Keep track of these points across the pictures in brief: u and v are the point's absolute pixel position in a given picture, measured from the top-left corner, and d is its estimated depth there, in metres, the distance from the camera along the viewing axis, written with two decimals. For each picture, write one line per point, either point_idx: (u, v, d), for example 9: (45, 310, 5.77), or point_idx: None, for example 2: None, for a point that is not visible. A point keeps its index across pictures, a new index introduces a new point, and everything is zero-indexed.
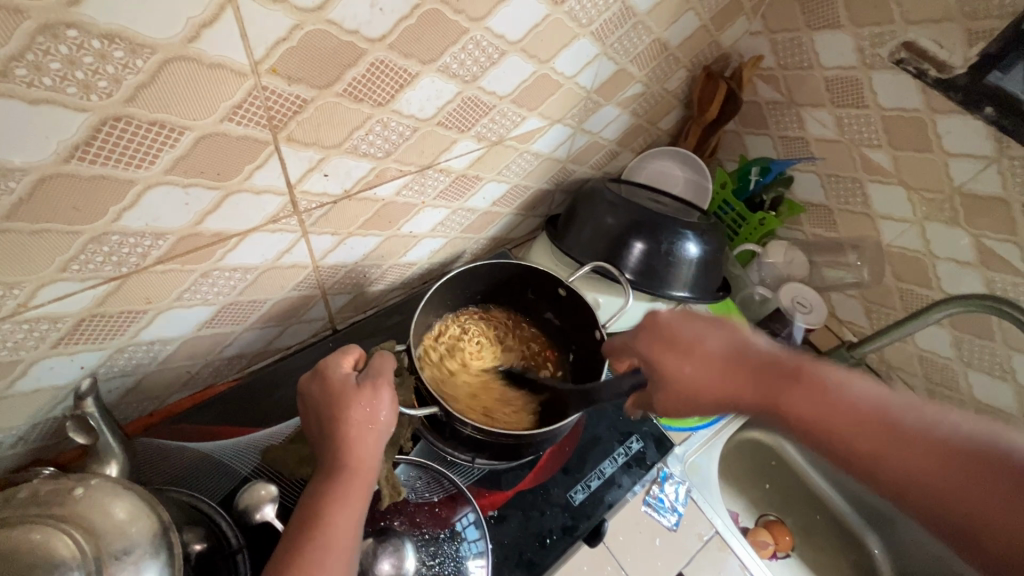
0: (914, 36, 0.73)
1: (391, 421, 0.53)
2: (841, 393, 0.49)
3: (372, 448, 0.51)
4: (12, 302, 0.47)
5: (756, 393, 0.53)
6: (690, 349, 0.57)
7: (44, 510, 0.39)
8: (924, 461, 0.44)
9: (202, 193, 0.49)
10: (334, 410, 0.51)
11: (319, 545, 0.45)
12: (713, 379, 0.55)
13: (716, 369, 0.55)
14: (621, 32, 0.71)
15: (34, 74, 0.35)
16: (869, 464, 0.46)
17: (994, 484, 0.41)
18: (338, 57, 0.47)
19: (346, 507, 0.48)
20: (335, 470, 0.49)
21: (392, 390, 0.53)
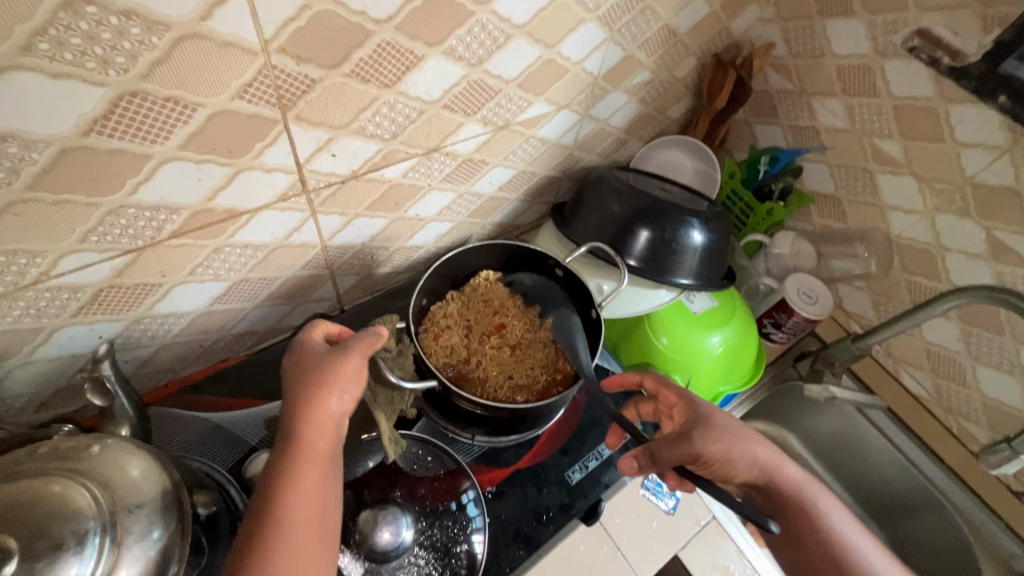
0: (928, 23, 0.72)
1: (352, 388, 0.50)
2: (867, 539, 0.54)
3: (334, 418, 0.49)
4: (35, 271, 0.49)
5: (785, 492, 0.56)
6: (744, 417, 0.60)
7: (64, 464, 0.42)
8: None
9: (215, 169, 0.51)
10: (296, 380, 0.49)
11: (274, 523, 0.42)
12: (758, 453, 0.57)
13: (762, 448, 0.58)
14: (629, 17, 0.71)
15: (56, 49, 0.37)
16: None
17: None
18: (345, 37, 0.48)
19: (301, 480, 0.44)
20: (291, 441, 0.46)
21: (356, 357, 0.51)
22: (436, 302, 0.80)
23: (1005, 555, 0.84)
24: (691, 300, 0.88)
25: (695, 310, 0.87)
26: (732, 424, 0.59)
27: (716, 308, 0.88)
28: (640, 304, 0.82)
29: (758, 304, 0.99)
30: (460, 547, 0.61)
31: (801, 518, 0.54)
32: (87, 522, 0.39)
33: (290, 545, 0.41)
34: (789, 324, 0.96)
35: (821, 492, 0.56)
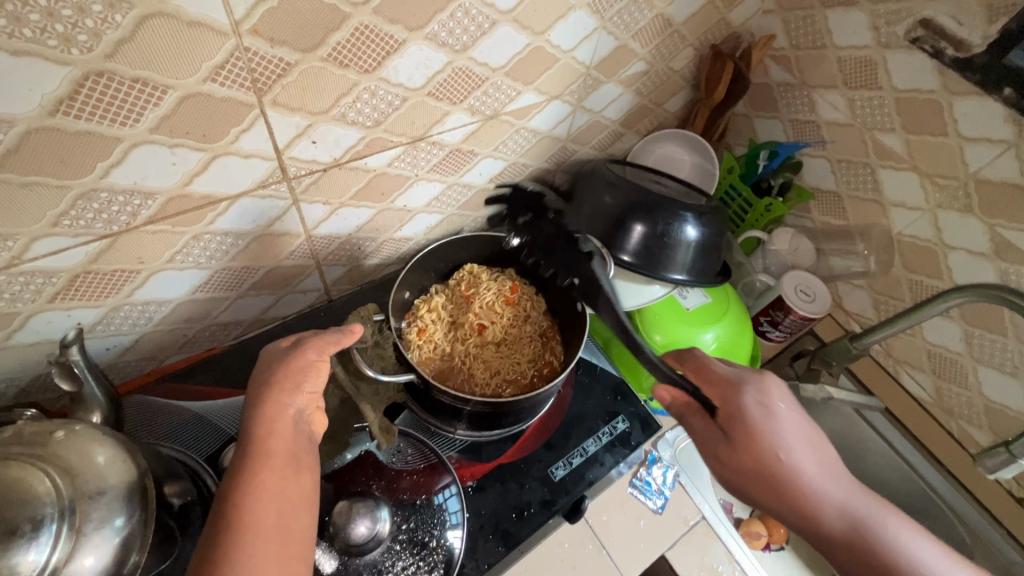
0: (931, 12, 0.70)
1: (308, 387, 0.50)
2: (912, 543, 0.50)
3: (293, 413, 0.49)
4: (7, 254, 0.49)
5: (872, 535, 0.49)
6: (818, 437, 0.54)
7: (25, 448, 0.41)
8: None
9: (189, 154, 0.50)
10: (253, 382, 0.50)
11: (232, 520, 0.41)
12: (835, 492, 0.51)
13: (838, 483, 0.52)
14: (621, 6, 0.70)
15: (14, 25, 0.36)
16: None
17: None
18: (320, 19, 0.47)
19: (257, 483, 0.43)
20: (247, 440, 0.46)
21: (307, 352, 0.52)
22: (421, 296, 0.79)
23: (1005, 562, 0.81)
24: (684, 296, 0.86)
25: (689, 306, 0.85)
26: (807, 459, 0.52)
27: (709, 305, 0.86)
28: (632, 300, 0.81)
29: (754, 302, 0.97)
30: (438, 541, 0.60)
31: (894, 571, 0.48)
32: (45, 509, 0.38)
33: (252, 542, 0.40)
34: (786, 322, 0.94)
35: (867, 496, 0.51)
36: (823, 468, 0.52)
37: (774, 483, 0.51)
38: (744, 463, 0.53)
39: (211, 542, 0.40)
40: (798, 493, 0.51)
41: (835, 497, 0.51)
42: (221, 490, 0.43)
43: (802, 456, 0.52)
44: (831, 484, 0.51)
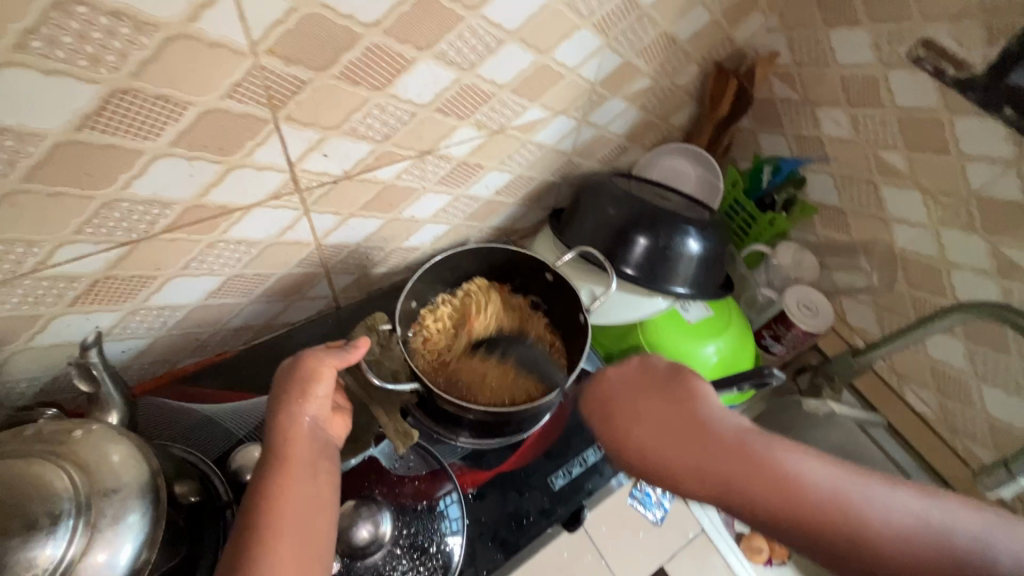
0: (932, 32, 0.71)
1: (319, 398, 0.52)
2: (779, 461, 0.48)
3: (308, 422, 0.51)
4: (33, 260, 0.51)
5: (750, 465, 0.49)
6: (673, 394, 0.57)
7: (46, 447, 0.43)
8: (846, 512, 0.44)
9: (206, 166, 0.53)
10: (271, 393, 0.53)
11: (257, 524, 0.44)
12: (696, 438, 0.52)
13: (687, 427, 0.53)
14: (625, 25, 0.72)
15: (48, 46, 0.39)
16: (798, 516, 0.45)
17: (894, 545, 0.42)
18: (333, 40, 0.50)
19: (278, 491, 0.46)
20: (268, 450, 0.49)
21: (309, 364, 0.53)
22: (427, 304, 0.81)
23: None
24: (686, 309, 0.87)
25: (690, 320, 0.86)
26: (657, 419, 0.55)
27: (712, 318, 0.87)
28: (635, 312, 0.82)
29: (757, 316, 0.98)
30: (438, 547, 0.61)
31: (765, 495, 0.47)
32: (63, 504, 0.40)
33: (278, 546, 0.44)
34: (788, 336, 0.94)
35: (721, 429, 0.52)
36: (670, 417, 0.55)
37: (644, 444, 0.54)
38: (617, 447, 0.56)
39: (239, 548, 0.43)
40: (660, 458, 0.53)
41: (692, 445, 0.52)
42: (247, 498, 0.46)
43: (666, 407, 0.56)
44: (690, 436, 0.52)
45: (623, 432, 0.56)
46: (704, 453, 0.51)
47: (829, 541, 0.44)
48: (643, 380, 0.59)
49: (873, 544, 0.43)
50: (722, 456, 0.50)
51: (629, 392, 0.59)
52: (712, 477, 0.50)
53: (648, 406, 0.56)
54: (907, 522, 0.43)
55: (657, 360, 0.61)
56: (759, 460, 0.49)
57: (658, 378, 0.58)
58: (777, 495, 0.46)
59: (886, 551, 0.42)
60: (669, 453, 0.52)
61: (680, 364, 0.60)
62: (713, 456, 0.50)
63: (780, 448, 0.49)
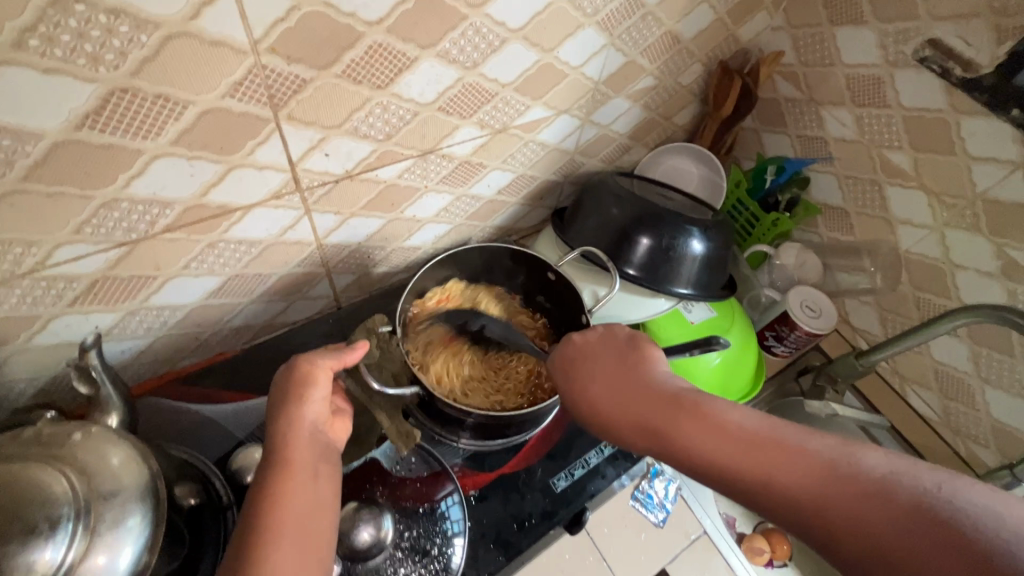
0: (939, 32, 0.70)
1: (317, 400, 0.52)
2: (713, 415, 0.49)
3: (308, 426, 0.50)
4: (31, 260, 0.50)
5: (678, 419, 0.50)
6: (625, 354, 0.58)
7: (46, 450, 0.43)
8: (769, 459, 0.44)
9: (206, 166, 0.52)
10: (270, 397, 0.52)
11: (256, 531, 0.44)
12: (638, 394, 0.54)
13: (632, 386, 0.55)
14: (630, 23, 0.71)
15: (46, 45, 0.38)
16: (728, 464, 0.46)
17: (814, 486, 0.42)
18: (335, 39, 0.49)
19: (278, 496, 0.46)
20: (269, 455, 0.48)
21: (304, 365, 0.52)
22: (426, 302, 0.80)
23: None
24: (688, 310, 0.86)
25: (693, 320, 0.85)
26: (607, 378, 0.57)
27: (715, 319, 0.86)
28: (637, 313, 0.82)
29: (760, 316, 0.98)
30: (441, 549, 0.61)
31: (695, 445, 0.48)
32: (62, 508, 0.40)
33: (277, 552, 0.43)
34: (791, 337, 0.94)
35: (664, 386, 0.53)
36: (617, 374, 0.56)
37: (590, 401, 0.56)
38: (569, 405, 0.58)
39: (238, 557, 0.43)
40: (606, 415, 0.55)
41: (634, 401, 0.53)
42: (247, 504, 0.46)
43: (615, 365, 0.57)
44: (633, 395, 0.54)
45: (572, 387, 0.58)
46: (641, 408, 0.53)
47: (743, 487, 0.45)
48: (597, 341, 0.60)
49: (794, 489, 0.42)
50: (661, 412, 0.51)
51: (580, 355, 0.59)
52: (650, 430, 0.51)
53: (599, 363, 0.58)
54: (827, 462, 0.42)
55: (620, 326, 0.61)
56: (692, 415, 0.49)
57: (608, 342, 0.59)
58: (707, 445, 0.47)
59: (793, 491, 0.42)
60: (613, 409, 0.54)
61: (638, 331, 0.61)
62: (653, 412, 0.52)
63: (718, 402, 0.50)
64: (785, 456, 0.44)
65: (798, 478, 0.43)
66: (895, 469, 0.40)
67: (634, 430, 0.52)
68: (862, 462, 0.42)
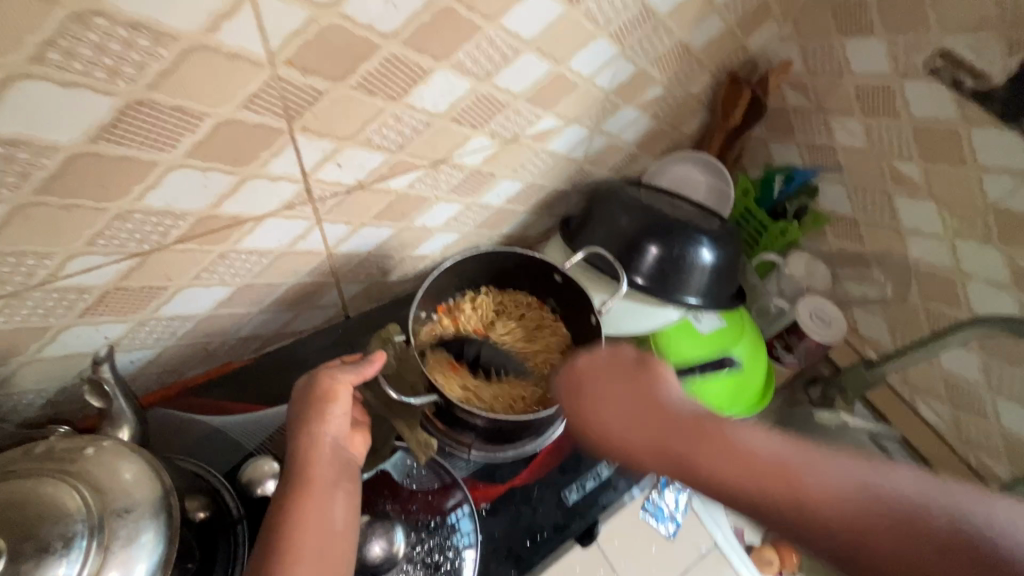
0: (950, 44, 0.70)
1: (338, 417, 0.53)
2: (733, 438, 0.43)
3: (328, 442, 0.52)
4: (44, 272, 0.50)
5: (697, 444, 0.45)
6: (636, 374, 0.53)
7: (58, 466, 0.42)
8: (798, 484, 0.39)
9: (220, 177, 0.52)
10: (290, 414, 0.53)
11: (279, 548, 0.46)
12: (655, 419, 0.48)
13: (644, 405, 0.50)
14: (641, 34, 0.71)
15: (65, 59, 0.38)
16: (755, 490, 0.40)
17: (852, 515, 0.36)
18: (351, 51, 0.49)
19: (300, 514, 0.48)
20: (291, 472, 0.50)
21: (325, 381, 0.53)
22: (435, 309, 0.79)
23: None
24: (698, 319, 0.85)
25: (703, 330, 0.84)
26: (614, 401, 0.52)
27: (724, 328, 0.85)
28: (648, 321, 0.81)
29: (768, 325, 0.96)
30: (453, 563, 0.60)
31: (719, 475, 0.42)
32: (75, 525, 0.39)
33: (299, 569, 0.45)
34: (800, 347, 0.94)
35: (679, 408, 0.49)
36: (626, 395, 0.51)
37: (597, 426, 0.51)
38: (576, 429, 0.53)
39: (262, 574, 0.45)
40: (620, 442, 0.49)
41: (648, 423, 0.48)
42: (269, 521, 0.48)
43: (624, 390, 0.52)
44: (649, 420, 0.49)
45: (580, 412, 0.53)
46: (655, 433, 0.47)
47: (778, 517, 0.39)
48: (602, 359, 0.56)
49: (836, 523, 0.37)
50: (678, 438, 0.46)
51: (584, 375, 0.55)
52: (670, 455, 0.45)
53: (606, 387, 0.53)
54: (855, 484, 0.37)
55: (627, 348, 0.56)
56: (710, 438, 0.44)
57: (614, 358, 0.55)
58: (731, 473, 0.41)
59: (837, 525, 0.36)
60: (624, 434, 0.49)
61: (646, 352, 0.56)
62: (667, 439, 0.46)
63: (740, 426, 0.44)
64: (813, 479, 0.38)
65: (835, 506, 0.37)
66: (940, 497, 0.35)
67: (649, 455, 0.47)
68: (904, 487, 0.36)
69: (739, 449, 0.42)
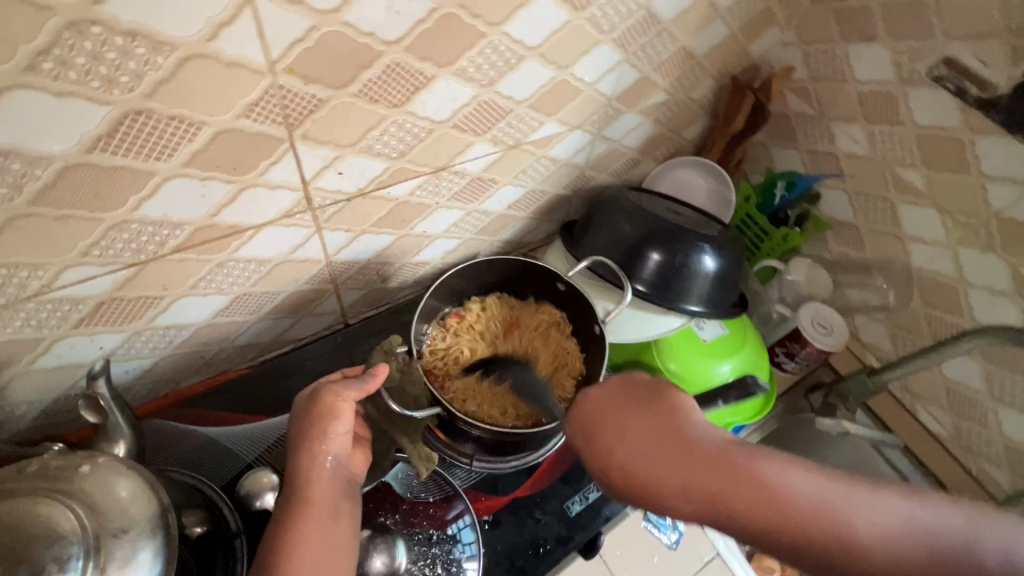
0: (955, 52, 0.70)
1: (341, 436, 0.53)
2: (770, 479, 0.43)
3: (330, 463, 0.51)
4: (37, 283, 0.49)
5: (732, 483, 0.44)
6: (657, 409, 0.52)
7: (51, 485, 0.41)
8: (839, 523, 0.40)
9: (218, 186, 0.51)
10: (291, 431, 0.53)
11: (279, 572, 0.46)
12: (685, 455, 0.47)
13: (673, 442, 0.48)
14: (645, 40, 0.70)
15: (59, 68, 0.37)
16: (795, 530, 0.41)
17: (888, 552, 0.38)
18: (352, 58, 0.48)
19: (301, 538, 0.47)
20: (291, 492, 0.50)
21: (329, 398, 0.52)
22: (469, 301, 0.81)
23: None
24: (701, 327, 0.85)
25: (705, 338, 0.84)
26: (640, 439, 0.50)
27: (726, 337, 0.85)
28: (650, 330, 0.81)
29: (771, 331, 0.97)
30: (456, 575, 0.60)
31: (760, 516, 0.42)
32: (71, 547, 0.38)
33: None
34: (802, 354, 0.94)
35: (707, 440, 0.48)
36: (652, 432, 0.50)
37: (625, 465, 0.49)
38: (603, 468, 0.51)
39: None
40: (649, 482, 0.48)
41: (679, 458, 0.47)
42: (268, 542, 0.48)
43: (646, 422, 0.51)
44: (679, 457, 0.47)
45: (604, 450, 0.51)
46: (685, 467, 0.47)
47: (822, 556, 0.40)
48: (615, 395, 0.54)
49: (874, 557, 0.39)
50: (716, 481, 0.45)
51: (603, 410, 0.53)
52: (704, 496, 0.45)
53: (628, 418, 0.52)
54: (880, 516, 0.40)
55: (639, 377, 0.55)
56: (747, 477, 0.44)
57: (630, 392, 0.54)
58: (774, 515, 0.42)
59: (880, 561, 0.38)
60: (655, 473, 0.47)
61: (660, 380, 0.55)
62: (704, 482, 0.45)
63: (770, 460, 0.44)
64: (852, 521, 0.40)
65: (874, 542, 0.39)
66: (962, 526, 0.39)
67: (685, 496, 0.46)
68: (933, 519, 0.39)
69: (780, 492, 0.42)
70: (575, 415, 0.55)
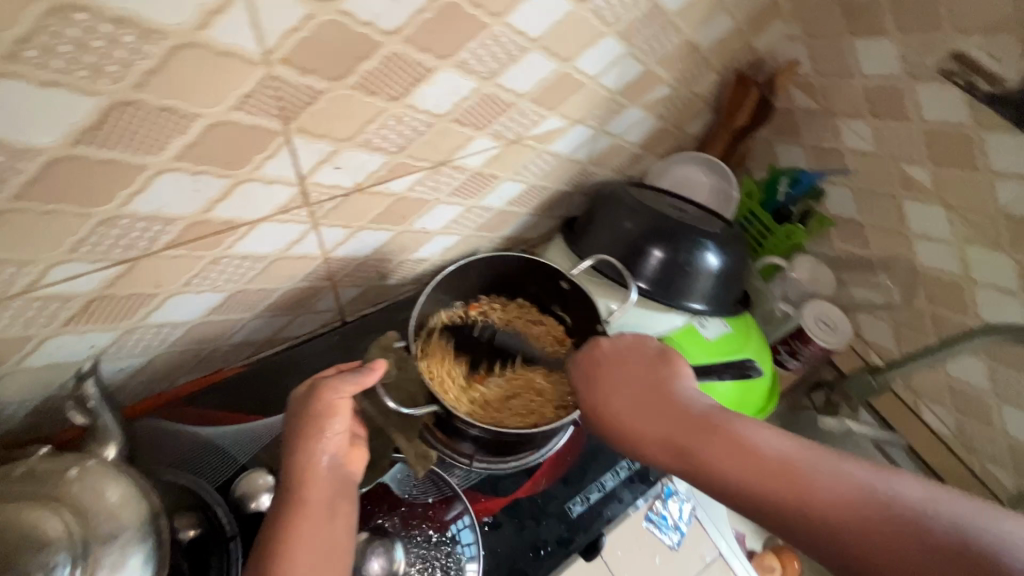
0: (963, 46, 0.69)
1: (337, 433, 0.51)
2: (742, 437, 0.46)
3: (325, 462, 0.50)
4: (24, 280, 0.47)
5: (702, 436, 0.48)
6: (655, 371, 0.55)
7: (38, 489, 0.40)
8: (795, 480, 0.42)
9: (211, 180, 0.49)
10: (287, 430, 0.52)
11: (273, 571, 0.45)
12: (668, 408, 0.51)
13: (660, 398, 0.53)
14: (649, 32, 0.69)
15: (44, 56, 0.35)
16: (754, 481, 0.43)
17: (842, 512, 0.39)
18: (351, 49, 0.46)
19: (294, 535, 0.46)
20: (286, 493, 0.49)
21: (325, 395, 0.51)
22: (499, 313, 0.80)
23: None
24: (703, 325, 0.82)
25: (708, 336, 0.81)
26: (630, 391, 0.54)
27: (730, 334, 0.83)
28: (653, 329, 0.79)
29: (773, 330, 0.95)
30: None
31: (723, 466, 0.45)
32: (57, 554, 0.37)
33: None
34: (805, 352, 0.93)
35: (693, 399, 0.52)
36: (642, 387, 0.54)
37: (609, 412, 0.54)
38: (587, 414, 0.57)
39: None
40: (629, 429, 0.52)
41: (661, 413, 0.51)
42: (262, 542, 0.47)
43: (640, 376, 0.55)
44: (663, 412, 0.51)
45: (597, 400, 0.56)
46: (667, 424, 0.50)
47: (774, 509, 0.42)
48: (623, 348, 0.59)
49: (825, 512, 0.40)
50: (690, 436, 0.48)
51: (604, 363, 0.58)
52: (676, 446, 0.49)
53: (627, 376, 0.56)
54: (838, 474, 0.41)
55: (650, 339, 0.59)
56: (721, 432, 0.47)
57: (635, 348, 0.58)
58: (735, 465, 0.45)
59: (837, 522, 0.39)
60: (635, 421, 0.52)
61: (669, 347, 0.59)
62: (680, 436, 0.49)
63: (748, 424, 0.47)
64: (807, 477, 0.42)
65: (826, 498, 0.40)
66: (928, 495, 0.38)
67: (661, 445, 0.50)
68: (900, 489, 0.39)
69: (748, 449, 0.45)
70: (579, 365, 0.59)
